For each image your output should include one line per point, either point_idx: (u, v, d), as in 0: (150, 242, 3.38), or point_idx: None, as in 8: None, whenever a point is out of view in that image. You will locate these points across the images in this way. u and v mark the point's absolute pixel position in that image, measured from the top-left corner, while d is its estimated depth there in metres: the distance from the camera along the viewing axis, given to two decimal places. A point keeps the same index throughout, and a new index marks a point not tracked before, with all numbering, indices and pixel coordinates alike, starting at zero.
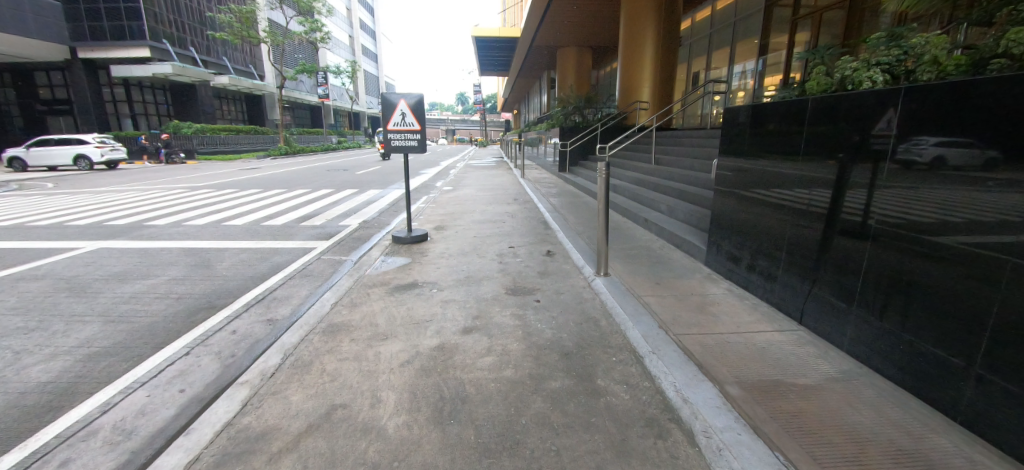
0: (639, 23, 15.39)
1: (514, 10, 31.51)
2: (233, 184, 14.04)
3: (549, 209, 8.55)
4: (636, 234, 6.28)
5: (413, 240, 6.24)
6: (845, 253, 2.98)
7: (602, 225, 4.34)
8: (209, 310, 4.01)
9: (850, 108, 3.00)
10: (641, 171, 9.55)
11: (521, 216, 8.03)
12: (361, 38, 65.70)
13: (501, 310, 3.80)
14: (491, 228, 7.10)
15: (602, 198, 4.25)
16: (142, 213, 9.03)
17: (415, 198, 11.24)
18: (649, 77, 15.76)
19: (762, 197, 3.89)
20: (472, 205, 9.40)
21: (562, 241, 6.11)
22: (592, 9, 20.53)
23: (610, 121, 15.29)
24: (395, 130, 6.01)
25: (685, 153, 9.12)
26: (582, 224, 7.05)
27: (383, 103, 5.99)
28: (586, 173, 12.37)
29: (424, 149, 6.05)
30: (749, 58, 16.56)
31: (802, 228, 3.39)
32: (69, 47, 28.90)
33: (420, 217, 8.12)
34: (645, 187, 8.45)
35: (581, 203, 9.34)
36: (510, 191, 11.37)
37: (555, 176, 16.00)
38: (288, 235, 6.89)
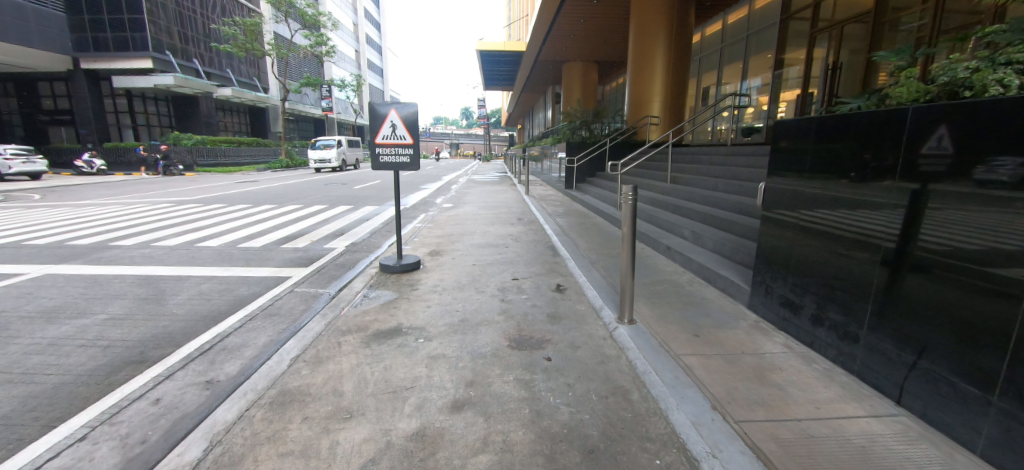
0: (648, 36, 14.83)
1: (519, 25, 31.21)
2: (224, 199, 13.37)
3: (558, 232, 7.75)
4: (657, 265, 5.48)
5: (403, 269, 5.47)
6: (945, 306, 2.31)
7: (627, 260, 3.56)
8: (136, 367, 3.20)
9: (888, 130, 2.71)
10: (658, 190, 8.78)
11: (527, 240, 7.24)
12: (367, 53, 66.06)
13: (501, 373, 2.98)
14: (493, 254, 6.33)
15: (627, 229, 3.48)
16: (114, 230, 8.31)
17: (412, 215, 10.55)
18: (659, 92, 15.15)
19: (824, 229, 3.12)
20: (473, 225, 8.61)
21: (573, 273, 5.29)
22: (600, 24, 20.12)
23: (619, 137, 14.65)
24: (383, 144, 5.28)
25: (707, 172, 8.33)
26: (594, 251, 6.28)
27: (371, 113, 5.24)
28: (595, 190, 11.67)
29: (417, 167, 5.37)
30: (765, 73, 15.85)
31: (885, 266, 2.65)
32: (72, 58, 28.71)
33: (415, 240, 7.39)
34: (661, 208, 7.71)
35: (591, 224, 8.59)
36: (513, 210, 10.66)
37: (561, 193, 15.23)
38: (264, 260, 6.12)
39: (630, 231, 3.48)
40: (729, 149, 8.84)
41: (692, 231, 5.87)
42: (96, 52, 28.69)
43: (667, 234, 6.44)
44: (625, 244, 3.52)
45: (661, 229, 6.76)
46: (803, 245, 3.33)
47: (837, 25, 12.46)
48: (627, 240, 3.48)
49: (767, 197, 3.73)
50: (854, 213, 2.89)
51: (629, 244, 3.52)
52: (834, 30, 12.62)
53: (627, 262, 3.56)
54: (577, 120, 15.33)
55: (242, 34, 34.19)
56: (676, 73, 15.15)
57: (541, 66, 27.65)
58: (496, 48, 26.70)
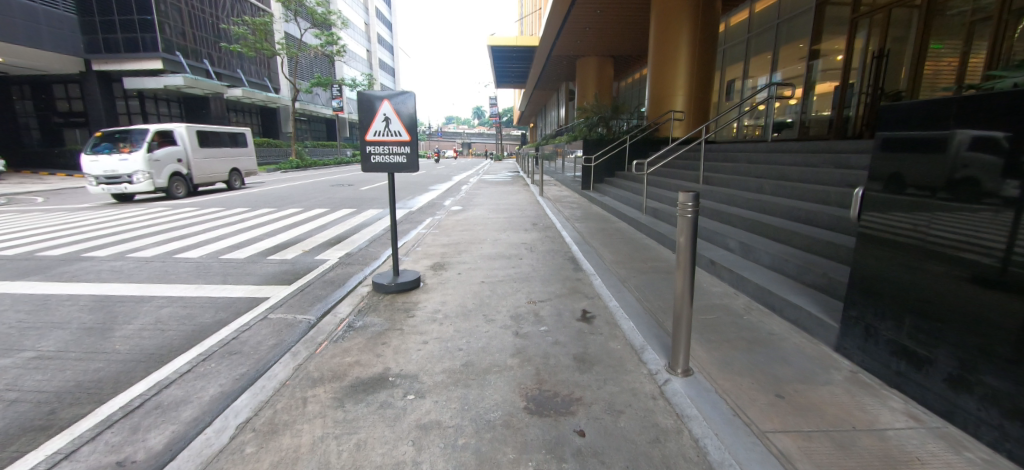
0: (671, 25, 13.86)
1: (532, 19, 30.20)
2: (223, 202, 12.71)
3: (578, 241, 6.83)
4: (702, 285, 4.58)
5: (399, 289, 4.65)
6: None
7: (684, 289, 2.68)
8: (34, 438, 2.41)
9: (973, 117, 2.32)
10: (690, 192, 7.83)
11: (544, 251, 6.37)
12: (378, 52, 65.55)
13: (517, 459, 2.13)
14: (505, 268, 5.49)
15: (685, 248, 2.60)
16: (93, 238, 7.63)
17: (417, 219, 9.76)
18: (683, 86, 14.11)
19: (934, 245, 2.44)
20: (482, 232, 7.74)
21: (602, 295, 4.41)
22: (617, 17, 19.16)
23: (639, 134, 13.67)
24: (375, 141, 4.46)
25: (747, 170, 7.36)
26: (622, 265, 5.40)
27: (360, 105, 4.43)
28: (615, 191, 10.75)
29: (417, 167, 4.53)
30: (797, 64, 14.59)
31: (1001, 293, 2.13)
32: (84, 60, 28.55)
33: (417, 250, 6.58)
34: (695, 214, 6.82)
35: (615, 231, 7.70)
36: (527, 213, 9.81)
37: (578, 194, 14.27)
38: (243, 276, 5.35)
39: (689, 251, 2.60)
40: (772, 145, 7.85)
41: (741, 244, 4.96)
42: (107, 53, 28.49)
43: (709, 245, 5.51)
44: (683, 267, 2.65)
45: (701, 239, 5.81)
46: (930, 274, 2.46)
47: (881, 10, 10.81)
48: (687, 262, 2.60)
49: (868, 203, 2.86)
50: (981, 221, 2.24)
51: (688, 266, 2.63)
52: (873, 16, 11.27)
53: (682, 290, 2.69)
54: (595, 116, 14.33)
55: (251, 33, 33.85)
56: (703, 64, 14.03)
57: (555, 61, 26.63)
58: (508, 43, 25.76)
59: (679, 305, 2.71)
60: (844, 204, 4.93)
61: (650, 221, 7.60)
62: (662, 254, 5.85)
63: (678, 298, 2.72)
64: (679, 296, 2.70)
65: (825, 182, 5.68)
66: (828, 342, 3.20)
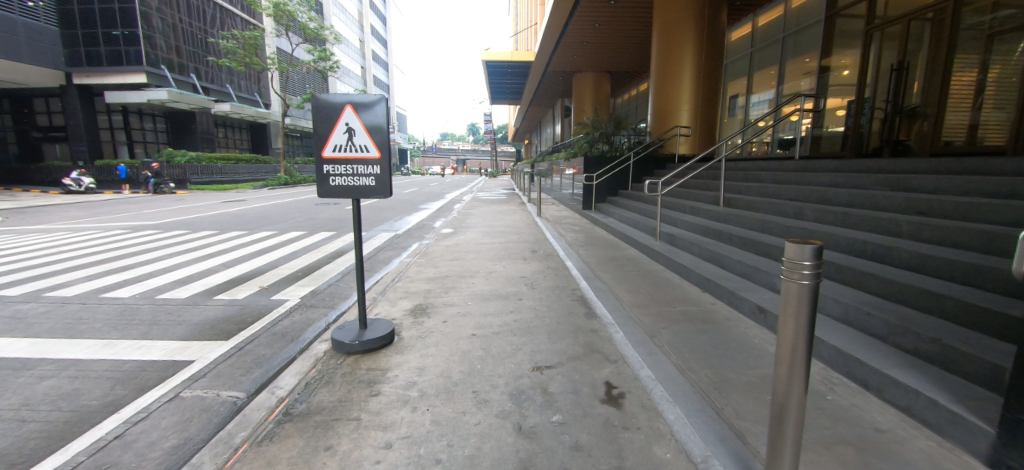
0: (673, 37, 13.17)
1: (527, 34, 29.79)
2: (193, 223, 11.64)
3: (588, 275, 5.81)
4: (755, 343, 3.58)
5: (366, 349, 3.59)
6: None
7: (791, 391, 1.73)
8: None
9: None
10: (711, 216, 6.89)
11: (547, 287, 5.37)
12: (373, 69, 65.41)
13: None
14: (501, 313, 4.47)
15: (797, 331, 1.66)
16: (16, 272, 6.47)
17: (402, 244, 8.74)
18: (688, 100, 13.30)
19: None
20: (475, 262, 6.73)
21: (629, 358, 3.40)
22: (614, 32, 18.57)
23: (643, 150, 12.82)
24: (334, 159, 3.47)
25: (775, 190, 6.49)
26: (644, 309, 4.40)
27: (316, 112, 3.46)
28: (621, 212, 9.83)
29: (390, 191, 3.52)
30: (805, 79, 13.84)
31: None
32: (64, 73, 27.50)
33: (397, 286, 5.55)
34: (722, 243, 5.86)
35: (626, 260, 6.72)
36: (525, 238, 8.81)
37: (578, 214, 13.32)
38: (175, 326, 4.29)
39: (804, 337, 1.66)
40: (801, 163, 7.00)
41: None
42: (89, 66, 27.52)
43: (749, 285, 4.55)
44: (792, 355, 1.70)
45: (739, 278, 4.83)
46: None
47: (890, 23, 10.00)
48: (803, 352, 1.65)
49: None
50: None
51: (803, 356, 1.69)
52: (884, 29, 10.40)
53: (785, 391, 1.75)
54: (596, 132, 13.48)
55: (242, 48, 33.13)
56: (708, 77, 13.28)
57: (551, 77, 26.07)
58: (503, 59, 25.19)
59: (779, 413, 1.77)
60: (919, 236, 4.02)
61: (666, 249, 6.64)
62: (691, 294, 4.86)
63: (776, 401, 1.78)
64: (776, 398, 1.77)
65: (882, 208, 4.79)
66: (978, 454, 2.22)
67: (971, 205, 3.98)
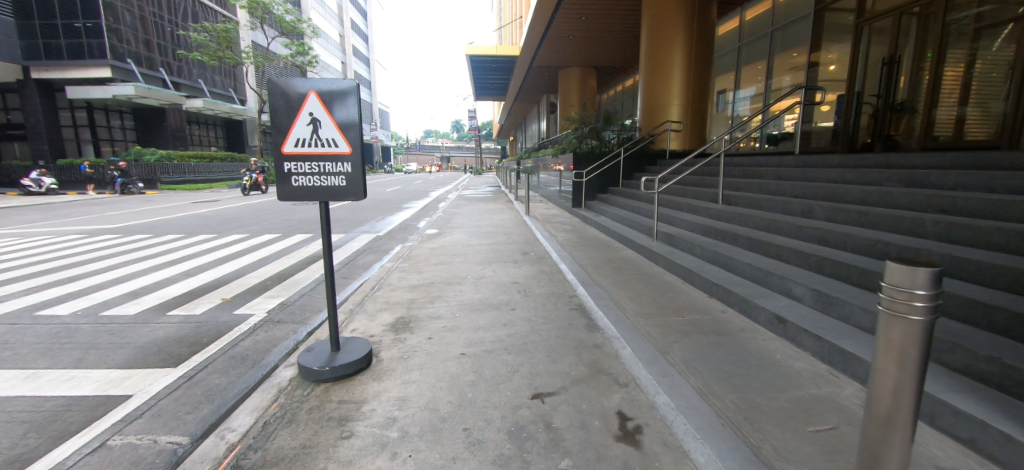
0: (662, 29, 12.83)
1: (512, 28, 29.19)
2: (158, 225, 10.88)
3: (584, 280, 5.38)
4: (779, 359, 3.21)
5: (337, 376, 3.10)
6: None
7: (889, 450, 1.58)
8: None
9: None
10: (711, 215, 6.53)
11: (542, 295, 4.93)
12: (354, 64, 63.92)
13: None
14: (494, 327, 4.01)
15: (901, 385, 1.52)
16: None
17: (385, 247, 8.20)
18: (678, 94, 12.99)
19: None
20: (462, 266, 6.26)
21: (641, 381, 2.98)
22: (600, 26, 18.17)
23: (634, 146, 12.47)
24: (297, 155, 2.95)
25: (778, 187, 6.16)
26: (650, 319, 4.00)
27: (275, 100, 2.94)
28: (613, 210, 9.45)
29: (367, 193, 3.06)
30: (794, 74, 13.64)
31: None
32: (21, 67, 25.96)
33: (377, 296, 5.05)
34: (726, 244, 5.51)
35: (624, 262, 6.33)
36: (515, 238, 8.37)
37: (567, 212, 12.92)
38: (117, 350, 3.72)
39: (912, 393, 1.52)
40: (803, 158, 6.69)
41: (820, 293, 3.64)
42: (49, 60, 25.98)
43: (763, 291, 4.18)
44: (892, 409, 1.56)
45: (749, 283, 4.45)
46: None
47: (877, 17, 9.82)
48: (911, 404, 1.49)
49: None
50: None
51: (907, 410, 1.53)
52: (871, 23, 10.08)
53: (879, 445, 1.60)
54: (585, 127, 13.06)
55: (214, 42, 31.76)
56: (698, 71, 13.00)
57: (536, 72, 25.58)
58: (487, 53, 24.59)
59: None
60: (948, 238, 3.71)
61: (666, 249, 6.27)
62: (698, 301, 4.47)
63: (866, 452, 1.63)
64: (867, 448, 1.62)
65: (900, 206, 4.48)
66: None
67: (1001, 203, 3.67)
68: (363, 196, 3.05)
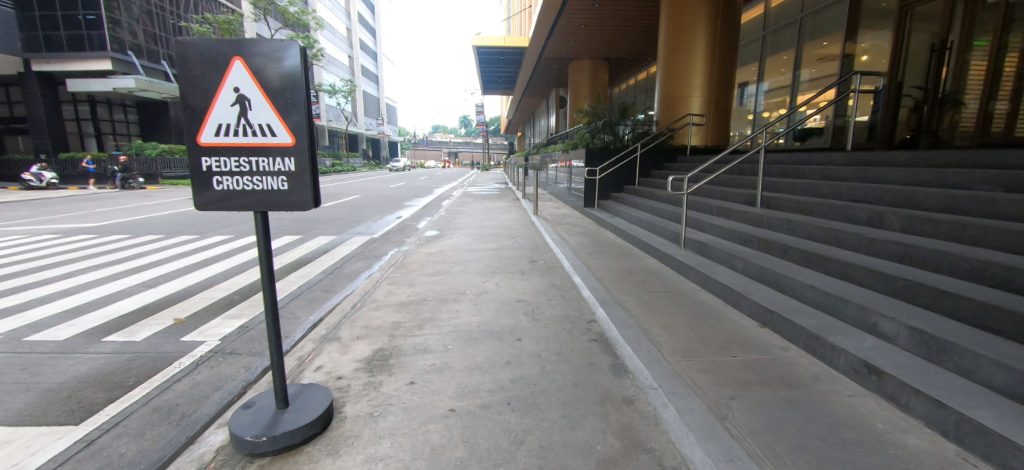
0: (684, 15, 11.87)
1: (521, 18, 28.12)
2: (142, 224, 10.20)
3: (604, 299, 4.50)
4: (884, 433, 2.33)
5: (278, 450, 2.28)
6: None
7: None
8: None
9: None
10: (749, 220, 5.61)
11: (553, 319, 4.08)
12: (361, 58, 63.07)
13: None
14: (493, 367, 3.17)
15: None
16: None
17: (378, 251, 7.42)
18: (700, 85, 11.99)
19: None
20: (461, 278, 5.44)
21: (696, 466, 2.14)
22: (613, 16, 17.13)
23: (651, 141, 11.51)
24: (222, 148, 2.13)
25: (831, 189, 5.22)
26: (694, 360, 3.13)
27: (184, 70, 2.07)
28: (631, 212, 8.54)
29: (322, 199, 2.25)
30: (823, 65, 12.49)
31: None
32: (22, 59, 25.52)
33: (357, 318, 4.23)
34: (773, 257, 4.62)
35: (648, 274, 5.45)
36: (523, 243, 7.53)
37: (578, 212, 12.03)
38: (15, 394, 2.94)
39: None
40: (858, 155, 5.70)
41: (924, 334, 2.77)
42: (49, 52, 25.54)
43: (836, 325, 3.29)
44: None
45: (812, 311, 3.57)
46: None
47: None
48: None
49: None
50: None
51: None
52: None
53: None
54: (599, 120, 12.10)
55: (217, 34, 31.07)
56: (723, 60, 12.00)
57: (545, 64, 24.54)
58: (495, 44, 23.60)
59: None
60: None
61: (697, 260, 5.38)
62: (749, 333, 3.59)
63: None
64: None
65: (1007, 217, 3.55)
66: None
67: None
68: (316, 204, 2.25)
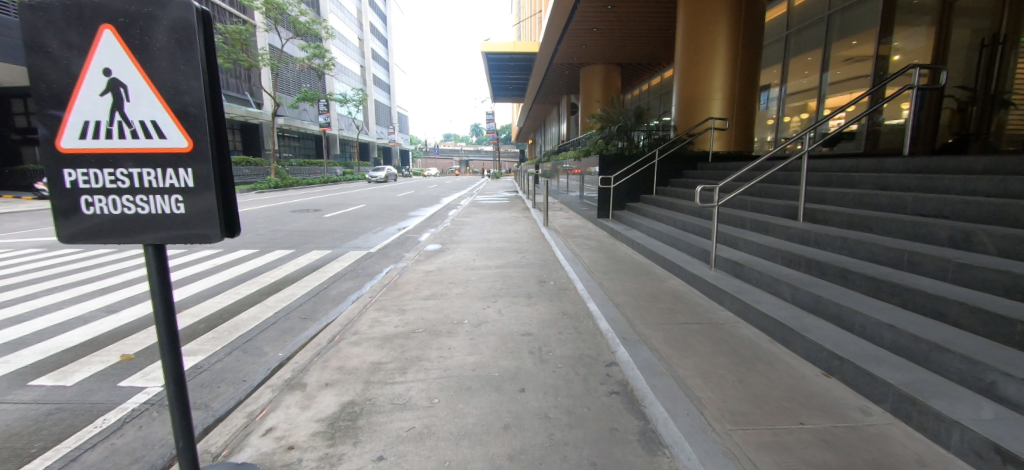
0: (703, 14, 11.15)
1: (531, 24, 27.61)
2: None
3: (624, 334, 3.76)
4: None
5: None
6: None
7: None
8: None
9: None
10: (792, 237, 4.83)
11: (566, 360, 3.36)
12: (374, 68, 63.48)
13: None
14: (488, 434, 2.46)
15: None
16: None
17: (373, 269, 6.78)
18: (722, 87, 11.24)
19: None
20: (460, 303, 4.76)
21: None
22: (625, 20, 16.43)
23: (670, 147, 10.75)
24: (93, 155, 1.49)
25: (895, 201, 4.44)
26: (751, 430, 2.39)
27: (32, 41, 1.43)
28: (650, 224, 7.79)
29: (241, 228, 1.63)
30: (845, 67, 11.42)
31: None
32: None
33: (331, 355, 3.58)
34: (827, 284, 3.87)
35: (674, 298, 4.70)
36: (532, 259, 6.83)
37: (591, 222, 11.28)
38: None
39: None
40: (919, 161, 4.95)
41: None
42: None
43: (936, 384, 2.54)
44: None
45: (896, 360, 2.82)
46: None
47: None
48: None
49: None
50: None
51: None
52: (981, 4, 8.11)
53: None
54: (613, 125, 11.33)
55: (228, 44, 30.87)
56: (747, 60, 11.24)
57: (556, 70, 23.95)
58: (505, 50, 23.08)
59: None
60: None
61: (732, 283, 4.62)
62: (811, 387, 2.83)
63: None
64: None
65: None
66: None
67: None
68: (231, 234, 1.62)
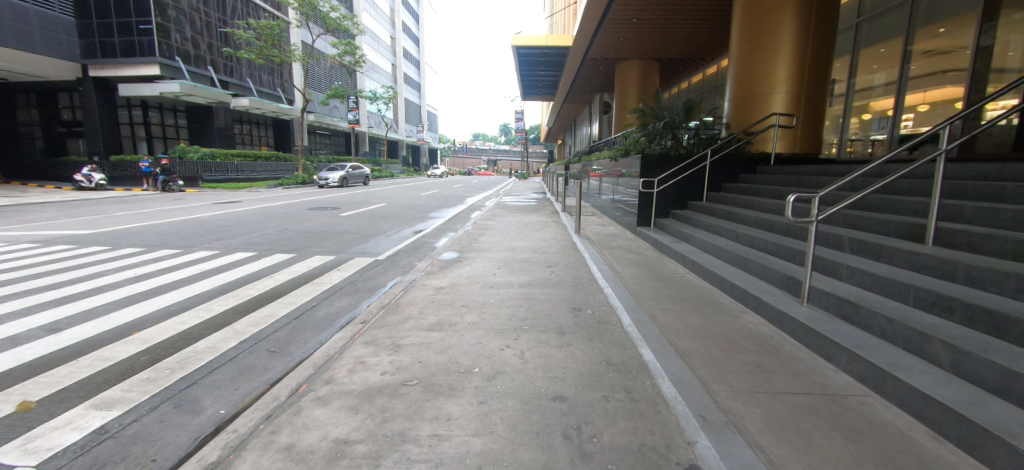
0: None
1: (565, 18, 26.18)
2: (137, 234, 9.03)
3: (702, 411, 2.57)
4: None
5: None
6: None
7: None
8: None
9: None
10: (925, 267, 3.53)
11: (622, 457, 2.21)
12: (404, 66, 63.31)
13: None
14: None
15: None
16: None
17: (376, 283, 5.77)
18: (785, 79, 9.78)
19: None
20: (470, 339, 3.68)
21: None
22: (663, 12, 15.07)
23: (725, 147, 9.37)
24: None
25: None
26: None
27: None
28: (705, 238, 6.50)
29: None
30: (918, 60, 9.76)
31: None
32: (81, 65, 25.33)
33: (285, 422, 2.56)
34: (1010, 346, 2.58)
35: (758, 344, 3.47)
36: (563, 277, 5.67)
37: (630, 230, 10.01)
38: None
39: None
40: None
41: None
42: (104, 58, 25.18)
43: None
44: None
45: None
46: None
47: None
48: None
49: None
50: None
51: None
52: None
53: None
54: (657, 122, 10.06)
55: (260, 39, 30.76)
56: (818, 48, 9.69)
57: (590, 66, 22.58)
58: (536, 43, 21.89)
59: None
60: None
61: (844, 327, 3.35)
62: None
63: None
64: None
65: None
66: None
67: None
68: None
